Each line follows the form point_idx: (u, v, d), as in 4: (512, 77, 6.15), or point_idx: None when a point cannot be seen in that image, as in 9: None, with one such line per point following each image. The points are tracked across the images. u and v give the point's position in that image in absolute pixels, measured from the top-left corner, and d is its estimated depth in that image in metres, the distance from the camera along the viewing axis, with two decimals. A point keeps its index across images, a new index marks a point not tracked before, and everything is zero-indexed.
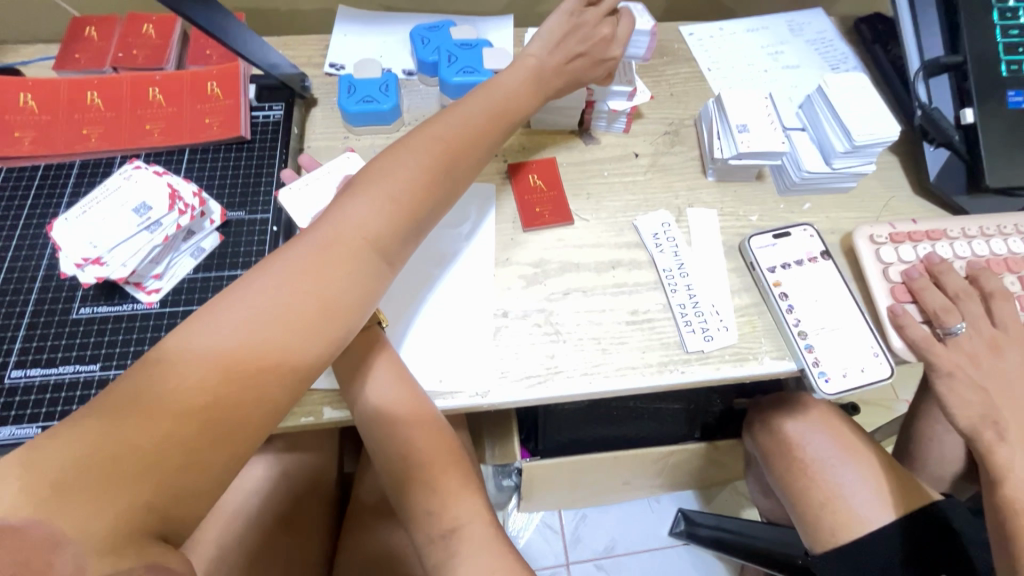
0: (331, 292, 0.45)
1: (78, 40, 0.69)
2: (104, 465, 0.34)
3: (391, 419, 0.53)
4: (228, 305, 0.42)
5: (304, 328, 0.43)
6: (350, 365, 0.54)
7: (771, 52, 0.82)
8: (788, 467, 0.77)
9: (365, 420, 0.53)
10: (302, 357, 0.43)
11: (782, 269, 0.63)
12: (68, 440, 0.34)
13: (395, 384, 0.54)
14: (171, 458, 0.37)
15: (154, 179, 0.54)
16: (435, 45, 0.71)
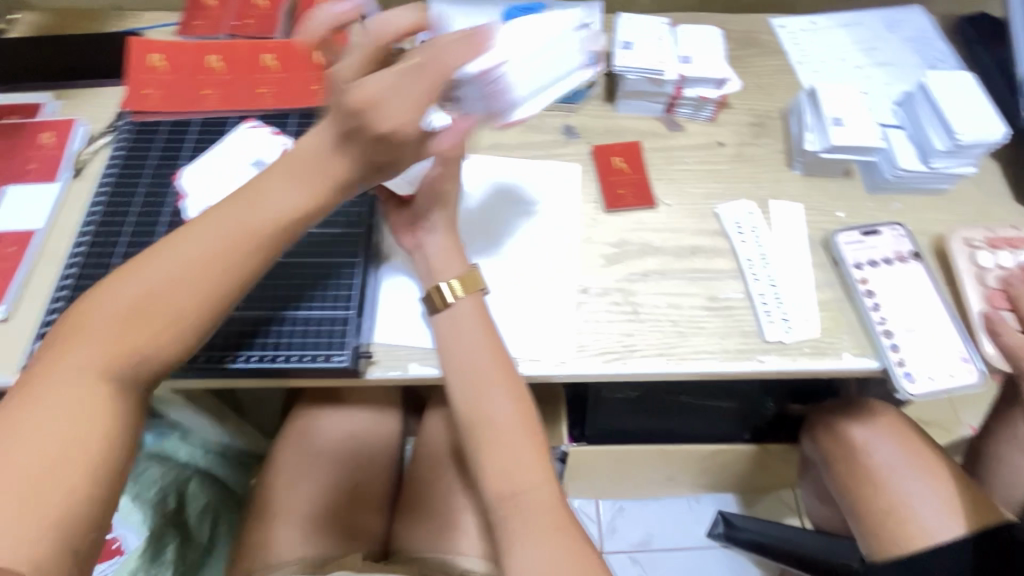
0: (180, 287, 0.43)
1: (199, 9, 0.74)
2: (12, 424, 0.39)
3: (477, 377, 0.54)
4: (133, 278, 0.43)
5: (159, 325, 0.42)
6: (451, 334, 0.56)
7: (866, 48, 0.79)
8: (852, 473, 0.76)
9: (454, 376, 0.55)
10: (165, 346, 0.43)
11: (870, 266, 0.62)
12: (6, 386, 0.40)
13: (486, 359, 0.55)
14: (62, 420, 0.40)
15: (268, 138, 0.62)
16: (528, 26, 0.73)
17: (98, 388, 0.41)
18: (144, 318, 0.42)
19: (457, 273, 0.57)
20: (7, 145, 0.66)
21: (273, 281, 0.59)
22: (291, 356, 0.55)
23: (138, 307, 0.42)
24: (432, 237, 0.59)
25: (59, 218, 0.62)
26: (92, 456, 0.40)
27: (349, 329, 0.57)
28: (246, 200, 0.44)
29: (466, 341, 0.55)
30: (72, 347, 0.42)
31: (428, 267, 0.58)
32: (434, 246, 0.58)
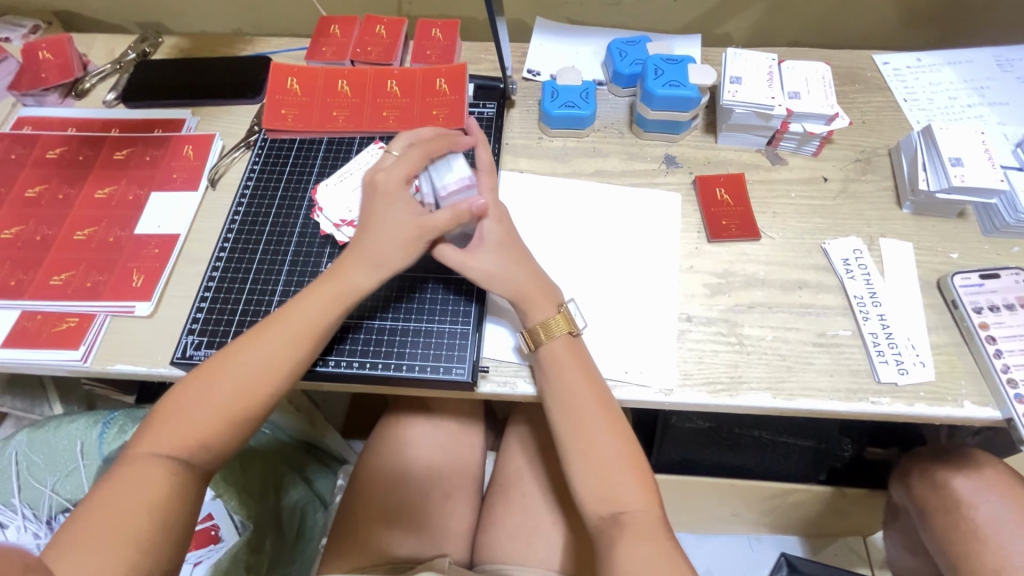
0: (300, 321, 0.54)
1: (324, 36, 0.79)
2: (206, 428, 0.50)
3: (578, 408, 0.55)
4: (290, 319, 0.54)
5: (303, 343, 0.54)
6: (558, 359, 0.56)
7: (976, 86, 0.78)
8: (954, 526, 0.71)
9: (553, 402, 0.56)
10: (264, 363, 0.52)
11: (991, 312, 0.60)
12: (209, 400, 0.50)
13: (587, 385, 0.55)
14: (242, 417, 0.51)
15: None
16: (633, 58, 0.75)
17: (254, 393, 0.51)
18: (283, 344, 0.53)
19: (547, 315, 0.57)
20: (155, 156, 0.74)
21: (397, 293, 0.63)
22: (413, 366, 0.58)
23: (278, 337, 0.53)
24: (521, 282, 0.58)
25: (197, 224, 0.70)
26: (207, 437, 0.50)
27: (468, 343, 0.60)
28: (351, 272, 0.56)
29: (566, 373, 0.56)
30: (231, 364, 0.52)
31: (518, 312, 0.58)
32: (521, 292, 0.58)
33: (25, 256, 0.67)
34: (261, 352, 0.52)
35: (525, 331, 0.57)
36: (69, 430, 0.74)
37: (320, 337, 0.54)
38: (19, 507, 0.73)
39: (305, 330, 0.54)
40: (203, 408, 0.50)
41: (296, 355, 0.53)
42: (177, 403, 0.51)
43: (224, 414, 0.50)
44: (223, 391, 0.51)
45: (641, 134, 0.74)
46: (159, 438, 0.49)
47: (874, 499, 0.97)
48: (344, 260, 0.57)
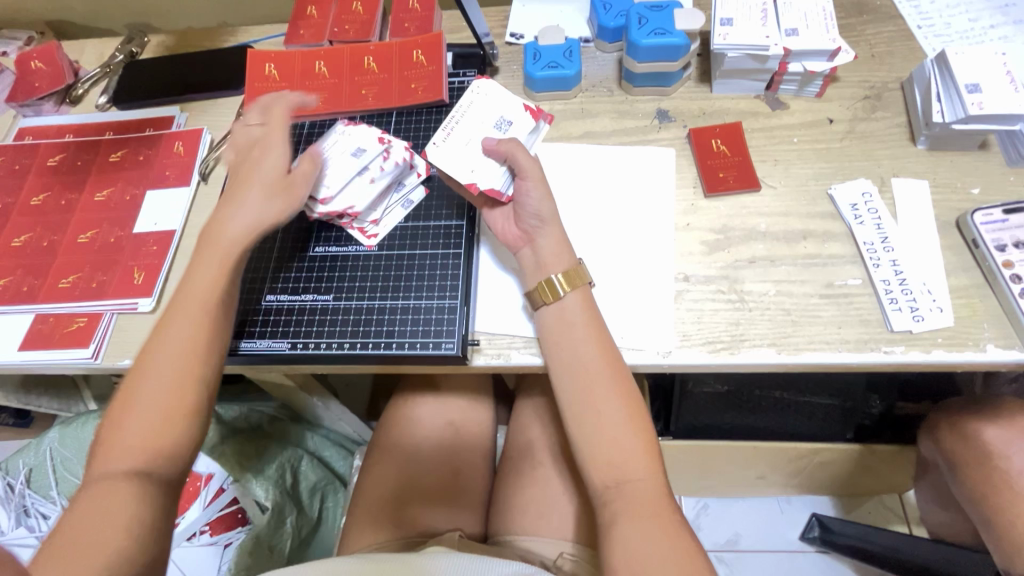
0: (193, 292, 0.54)
1: (301, 18, 0.78)
2: (155, 420, 0.50)
3: (583, 371, 0.53)
4: (185, 295, 0.54)
5: (207, 314, 0.54)
6: (561, 322, 0.55)
7: (1001, 4, 0.71)
8: (986, 478, 0.68)
9: (558, 366, 0.54)
10: (175, 343, 0.52)
11: (1016, 248, 0.55)
12: (141, 399, 0.50)
13: (591, 347, 0.54)
14: (176, 402, 0.50)
15: (367, 129, 0.64)
16: (618, 9, 0.71)
17: (177, 374, 0.51)
18: (192, 320, 0.53)
19: (565, 266, 0.56)
20: (148, 155, 0.75)
21: (384, 273, 0.62)
22: (403, 344, 0.58)
23: (183, 312, 0.53)
24: (544, 225, 0.57)
25: (191, 220, 0.71)
26: (149, 430, 0.50)
27: (457, 317, 0.59)
28: (231, 234, 0.56)
29: (571, 333, 0.54)
30: (151, 356, 0.52)
31: (538, 260, 0.57)
32: (544, 237, 0.57)
33: (35, 262, 0.69)
34: (177, 331, 0.53)
35: (544, 280, 0.55)
36: (85, 431, 0.79)
37: (218, 303, 0.54)
38: (59, 498, 0.81)
39: (207, 302, 0.54)
40: (140, 417, 0.50)
41: (206, 327, 0.53)
42: (121, 413, 0.51)
43: (160, 405, 0.50)
44: (148, 385, 0.51)
45: (631, 90, 0.70)
46: (117, 453, 0.49)
47: (904, 455, 0.93)
48: (219, 227, 0.56)
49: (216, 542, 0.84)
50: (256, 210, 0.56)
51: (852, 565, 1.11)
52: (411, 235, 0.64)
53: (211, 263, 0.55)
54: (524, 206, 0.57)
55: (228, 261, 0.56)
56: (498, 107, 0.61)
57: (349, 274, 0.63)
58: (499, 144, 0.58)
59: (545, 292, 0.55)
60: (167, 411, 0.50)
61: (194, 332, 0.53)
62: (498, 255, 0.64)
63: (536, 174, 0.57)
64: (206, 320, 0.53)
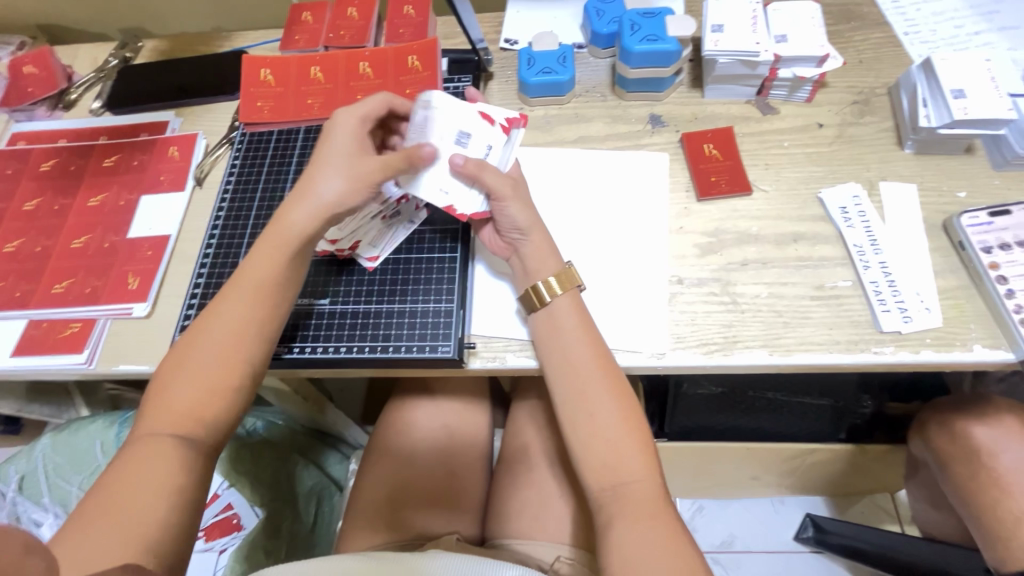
0: (254, 273, 0.54)
1: (297, 24, 0.79)
2: (202, 394, 0.50)
3: (578, 375, 0.54)
4: (246, 274, 0.54)
5: (265, 300, 0.53)
6: (557, 327, 0.55)
7: (984, 11, 0.72)
8: (975, 477, 0.69)
9: (553, 370, 0.55)
10: (234, 322, 0.52)
11: (1001, 250, 0.56)
12: (192, 371, 0.50)
13: (587, 351, 0.54)
14: (227, 380, 0.51)
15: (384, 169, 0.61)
16: (611, 16, 0.72)
17: (231, 353, 0.51)
18: (251, 300, 0.53)
19: (553, 271, 0.57)
20: (142, 160, 0.75)
21: (381, 276, 0.63)
22: (401, 347, 0.59)
23: (245, 291, 0.53)
24: (527, 236, 0.57)
25: (186, 224, 0.71)
26: (196, 402, 0.50)
27: (453, 320, 0.59)
28: (294, 214, 0.55)
29: (565, 338, 0.55)
30: (207, 328, 0.52)
31: (525, 268, 0.57)
32: (528, 246, 0.57)
33: (28, 267, 0.69)
34: (235, 310, 0.52)
35: (530, 288, 0.56)
36: (89, 431, 0.81)
37: (277, 288, 0.54)
38: (49, 506, 0.79)
39: (266, 285, 0.54)
40: (186, 385, 0.50)
41: (265, 310, 0.53)
42: (170, 377, 0.51)
43: (212, 381, 0.50)
44: (201, 359, 0.51)
45: (624, 95, 0.71)
46: (159, 417, 0.49)
47: (896, 455, 0.94)
48: (284, 207, 0.55)
49: (212, 547, 0.84)
50: (333, 188, 0.55)
51: (846, 565, 1.12)
52: (406, 239, 0.64)
53: (273, 243, 0.54)
54: (504, 221, 0.57)
55: (287, 247, 0.54)
56: (456, 118, 0.59)
57: (348, 277, 0.63)
58: (466, 164, 0.56)
59: (533, 299, 0.56)
60: (217, 389, 0.50)
61: (253, 314, 0.53)
62: (487, 261, 0.64)
63: (508, 188, 0.56)
64: (267, 304, 0.53)
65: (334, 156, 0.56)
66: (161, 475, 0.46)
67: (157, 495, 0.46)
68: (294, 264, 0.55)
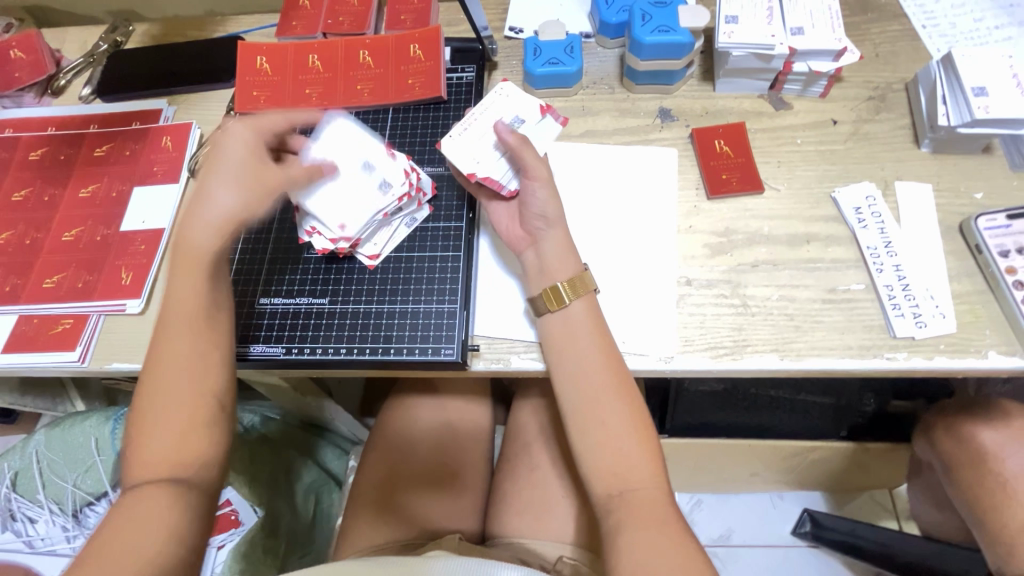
0: (185, 306, 0.51)
1: (294, 9, 0.75)
2: (176, 436, 0.48)
3: (588, 382, 0.52)
4: (174, 313, 0.51)
5: (199, 328, 0.51)
6: (568, 332, 0.54)
7: (1006, 3, 0.70)
8: (980, 480, 0.68)
9: (562, 375, 0.54)
10: (175, 361, 0.50)
11: (1019, 254, 0.55)
12: (154, 416, 0.48)
13: (597, 358, 0.53)
14: (198, 413, 0.49)
15: (389, 159, 0.60)
16: (620, 4, 0.69)
17: (189, 388, 0.49)
18: (191, 333, 0.50)
19: (570, 273, 0.55)
20: (134, 150, 0.72)
21: (382, 275, 0.61)
22: (402, 349, 0.57)
23: (176, 326, 0.50)
24: (550, 227, 0.56)
25: (181, 218, 0.69)
26: (169, 444, 0.48)
27: (457, 322, 0.58)
28: (210, 235, 0.52)
29: (578, 343, 0.53)
30: (154, 374, 0.49)
31: (542, 267, 0.55)
32: (548, 241, 0.56)
33: (17, 261, 0.67)
34: (174, 348, 0.50)
35: (547, 288, 0.54)
36: (84, 427, 0.80)
37: (213, 317, 0.52)
38: (46, 503, 0.80)
39: (202, 319, 0.51)
40: (158, 431, 0.48)
41: (202, 339, 0.51)
42: (135, 431, 0.48)
43: (180, 420, 0.48)
44: (160, 402, 0.48)
45: (633, 88, 0.69)
46: (141, 470, 0.47)
47: (897, 454, 0.93)
48: (186, 230, 0.52)
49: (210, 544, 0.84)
50: (234, 199, 0.52)
51: (842, 561, 1.12)
52: (409, 241, 0.63)
53: (199, 274, 0.51)
54: (531, 207, 0.56)
55: (210, 274, 0.52)
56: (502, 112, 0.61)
57: (347, 276, 0.61)
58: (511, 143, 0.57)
59: (550, 299, 0.54)
60: (189, 426, 0.48)
61: (190, 348, 0.50)
62: (497, 260, 0.62)
63: (540, 176, 0.56)
64: (203, 332, 0.51)
65: (230, 168, 0.53)
66: (161, 515, 0.45)
67: (161, 538, 0.45)
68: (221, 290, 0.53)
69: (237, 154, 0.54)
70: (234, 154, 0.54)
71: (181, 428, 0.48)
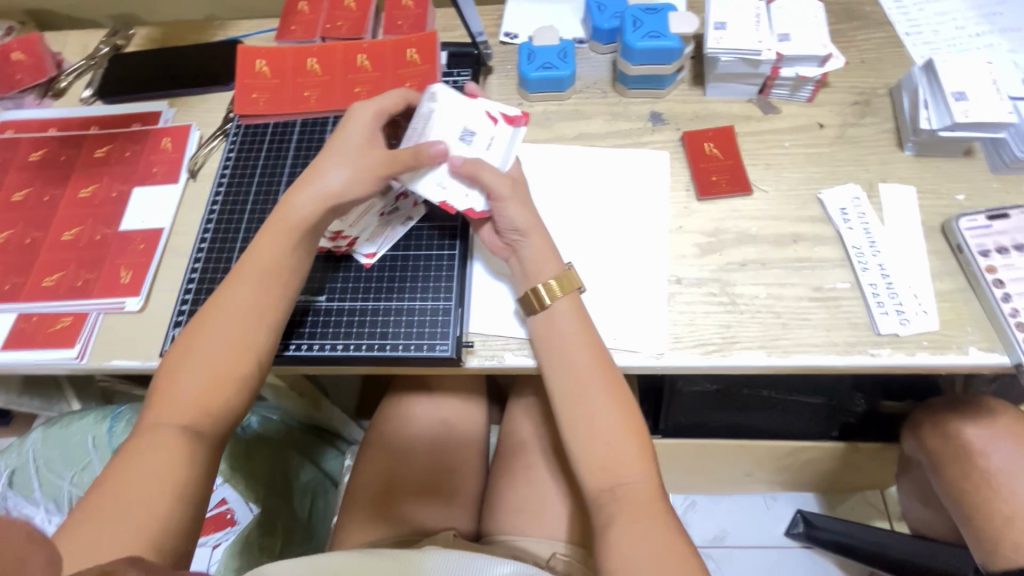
0: (262, 264, 0.54)
1: (293, 13, 0.77)
2: (212, 387, 0.49)
3: (578, 378, 0.54)
4: (248, 269, 0.54)
5: (270, 289, 0.53)
6: (557, 331, 0.55)
7: (987, 12, 0.72)
8: (966, 476, 0.70)
9: (552, 372, 0.55)
10: (241, 314, 0.52)
11: (998, 254, 0.57)
12: (202, 361, 0.50)
13: (586, 355, 0.54)
14: (238, 369, 0.50)
15: None
16: (613, 11, 0.71)
17: (241, 343, 0.51)
18: (259, 290, 0.53)
19: (552, 274, 0.56)
20: (134, 151, 0.74)
21: (379, 273, 0.62)
22: (398, 345, 0.58)
23: (250, 279, 0.53)
24: (525, 237, 0.56)
25: (180, 217, 0.70)
26: (204, 392, 0.49)
27: (452, 319, 0.59)
28: (299, 205, 0.55)
29: (566, 341, 0.54)
30: (212, 321, 0.52)
31: (525, 270, 0.57)
32: (528, 247, 0.57)
33: (17, 260, 0.67)
34: (240, 299, 0.52)
35: (527, 291, 0.56)
36: (81, 425, 0.81)
37: (286, 276, 0.54)
38: (42, 501, 0.79)
39: (274, 279, 0.54)
40: (197, 375, 0.49)
41: (272, 298, 0.53)
42: (178, 368, 0.50)
43: (222, 373, 0.50)
44: (212, 349, 0.50)
45: (625, 92, 0.71)
46: (167, 410, 0.49)
47: (888, 453, 0.94)
48: (289, 195, 0.56)
49: (206, 543, 0.84)
50: (340, 178, 0.55)
51: (835, 560, 1.13)
52: (406, 240, 0.64)
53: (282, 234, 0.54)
54: (503, 222, 0.56)
55: (296, 237, 0.55)
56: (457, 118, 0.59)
57: (345, 274, 0.62)
58: (464, 164, 0.56)
59: (532, 302, 0.56)
60: (225, 381, 0.50)
61: (258, 305, 0.53)
62: (484, 262, 0.63)
63: (507, 188, 0.56)
64: (273, 294, 0.53)
65: (342, 147, 0.57)
66: (169, 463, 0.46)
67: (164, 492, 0.45)
68: (299, 254, 0.55)
69: (349, 134, 0.57)
70: (348, 135, 0.57)
71: (220, 381, 0.50)
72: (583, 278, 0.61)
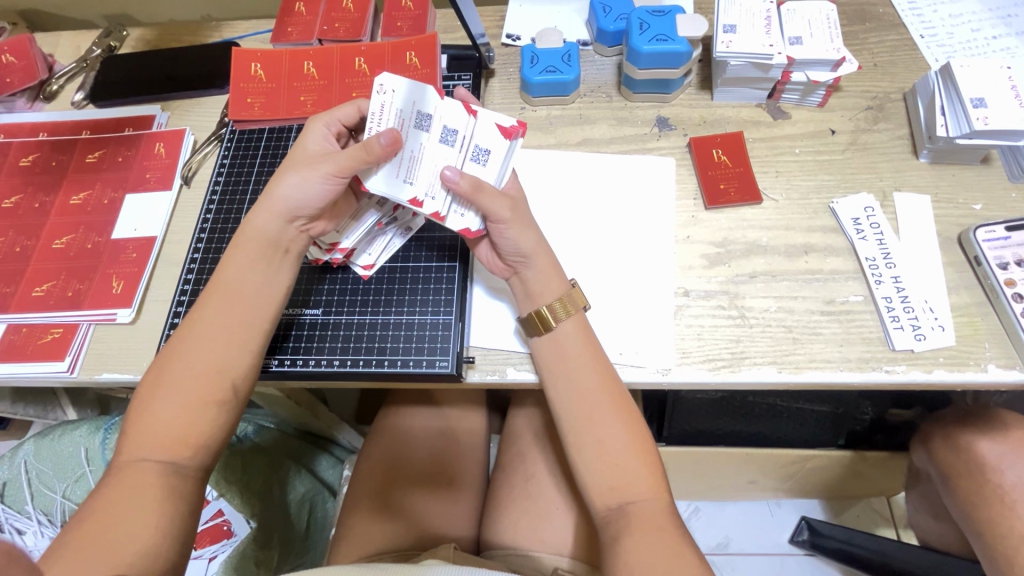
0: (230, 287, 0.52)
1: (289, 15, 0.75)
2: (184, 413, 0.48)
3: (583, 397, 0.52)
4: (218, 290, 0.52)
5: (240, 310, 0.51)
6: (562, 349, 0.53)
7: (1005, 14, 0.70)
8: (978, 491, 0.68)
9: (557, 391, 0.53)
10: (208, 338, 0.50)
11: (1018, 266, 0.55)
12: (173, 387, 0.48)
13: (591, 373, 0.52)
14: (210, 394, 0.49)
15: None
16: (618, 13, 0.69)
17: (212, 367, 0.49)
18: (230, 312, 0.51)
19: (556, 294, 0.54)
20: (127, 157, 0.72)
21: (377, 286, 0.61)
22: (396, 361, 0.57)
23: (220, 300, 0.51)
24: (529, 259, 0.54)
25: (174, 224, 0.68)
26: (177, 418, 0.47)
27: (451, 334, 0.57)
28: (263, 220, 0.53)
29: (571, 359, 0.53)
30: (182, 346, 0.50)
31: (528, 290, 0.55)
32: (530, 266, 0.54)
33: (7, 269, 0.66)
34: (209, 322, 0.50)
35: (531, 313, 0.54)
36: (72, 436, 0.78)
37: (256, 298, 0.52)
38: (35, 514, 0.80)
39: (245, 301, 0.52)
40: (169, 403, 0.48)
41: (243, 319, 0.51)
42: (150, 396, 0.48)
43: (192, 399, 0.48)
44: (181, 374, 0.49)
45: (631, 97, 0.69)
46: (141, 440, 0.47)
47: (895, 462, 0.93)
48: (251, 212, 0.53)
49: (202, 555, 0.84)
50: (294, 186, 0.52)
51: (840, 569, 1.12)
52: (404, 254, 0.62)
53: (252, 255, 0.52)
54: (505, 243, 0.53)
55: (264, 257, 0.53)
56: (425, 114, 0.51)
57: (341, 287, 0.61)
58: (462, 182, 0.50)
59: (537, 323, 0.54)
60: (197, 406, 0.48)
61: (227, 329, 0.51)
62: (485, 278, 0.61)
63: (507, 210, 0.52)
64: (244, 316, 0.51)
65: (298, 158, 0.54)
66: (150, 497, 0.45)
67: (146, 523, 0.44)
68: (268, 272, 0.53)
69: (307, 146, 0.54)
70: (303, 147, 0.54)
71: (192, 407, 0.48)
72: (587, 292, 0.59)
